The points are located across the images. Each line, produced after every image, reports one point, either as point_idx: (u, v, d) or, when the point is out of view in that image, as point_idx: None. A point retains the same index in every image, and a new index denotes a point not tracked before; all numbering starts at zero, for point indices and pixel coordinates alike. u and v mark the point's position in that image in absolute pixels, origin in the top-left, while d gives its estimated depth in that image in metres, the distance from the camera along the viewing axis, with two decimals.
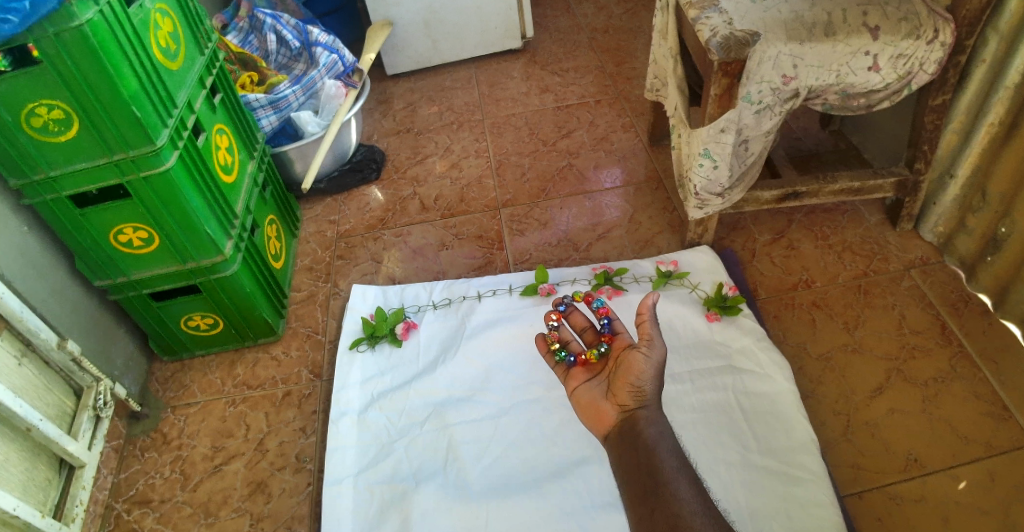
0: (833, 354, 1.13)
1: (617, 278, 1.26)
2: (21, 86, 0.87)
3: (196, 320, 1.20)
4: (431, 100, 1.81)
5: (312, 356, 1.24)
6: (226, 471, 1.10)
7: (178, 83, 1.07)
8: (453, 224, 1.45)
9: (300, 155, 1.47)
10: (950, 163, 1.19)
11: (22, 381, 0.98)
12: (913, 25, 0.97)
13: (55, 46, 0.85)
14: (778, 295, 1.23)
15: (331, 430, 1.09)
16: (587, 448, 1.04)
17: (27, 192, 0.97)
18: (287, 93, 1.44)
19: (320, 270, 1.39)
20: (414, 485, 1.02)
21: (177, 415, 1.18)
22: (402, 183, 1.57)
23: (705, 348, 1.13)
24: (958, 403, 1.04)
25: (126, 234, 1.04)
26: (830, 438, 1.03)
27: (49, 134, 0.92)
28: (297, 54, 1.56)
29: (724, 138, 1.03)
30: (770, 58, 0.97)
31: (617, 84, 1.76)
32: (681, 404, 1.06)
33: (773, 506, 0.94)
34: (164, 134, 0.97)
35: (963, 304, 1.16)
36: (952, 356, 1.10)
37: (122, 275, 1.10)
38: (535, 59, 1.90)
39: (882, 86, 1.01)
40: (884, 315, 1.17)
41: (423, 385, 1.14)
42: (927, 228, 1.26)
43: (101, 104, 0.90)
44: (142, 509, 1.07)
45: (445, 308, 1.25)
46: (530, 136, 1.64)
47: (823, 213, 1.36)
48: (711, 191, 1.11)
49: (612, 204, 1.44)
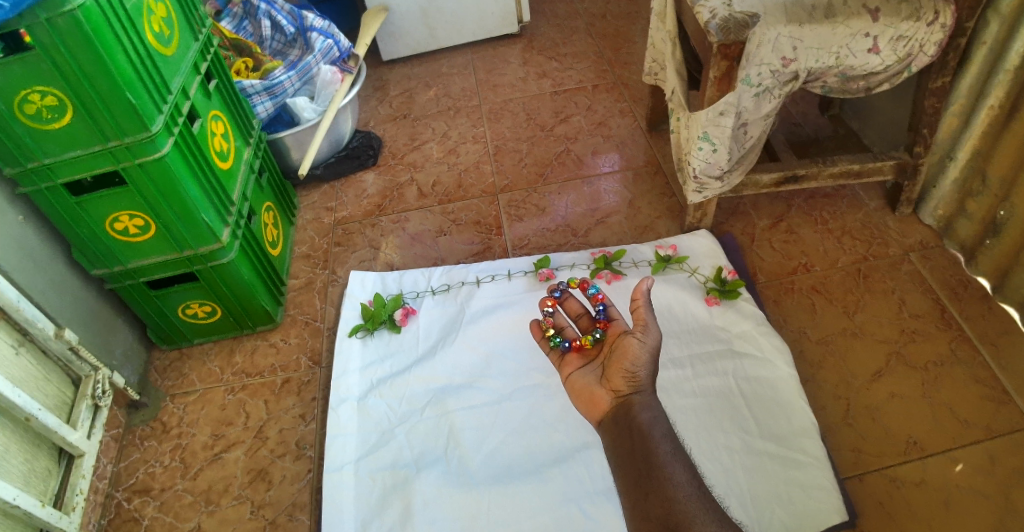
0: (834, 337, 1.13)
1: (616, 262, 1.25)
2: (14, 75, 0.86)
3: (194, 308, 1.19)
4: (428, 86, 1.79)
5: (311, 344, 1.23)
6: (226, 459, 1.10)
7: (173, 70, 1.06)
8: (452, 210, 1.44)
9: (296, 142, 1.46)
10: (951, 146, 1.18)
11: (21, 372, 0.98)
12: (914, 8, 0.97)
13: (48, 33, 0.84)
14: (778, 279, 1.23)
15: (331, 417, 1.09)
16: (588, 433, 1.04)
17: (22, 181, 0.97)
18: (282, 79, 1.42)
19: (317, 257, 1.39)
20: (415, 472, 1.02)
21: (177, 404, 1.18)
22: (400, 169, 1.56)
23: (706, 332, 1.13)
24: (958, 386, 1.04)
25: (122, 223, 1.04)
26: (831, 421, 1.03)
27: (43, 122, 0.91)
28: (292, 40, 1.54)
29: (723, 122, 1.03)
30: (770, 40, 0.96)
31: (614, 68, 1.75)
32: (681, 389, 1.07)
33: (773, 489, 0.95)
34: (159, 122, 0.97)
35: (962, 288, 1.16)
36: (950, 340, 1.10)
37: (119, 265, 1.10)
38: (533, 44, 1.88)
39: (881, 69, 1.00)
40: (884, 299, 1.17)
41: (423, 373, 1.13)
42: (927, 212, 1.26)
43: (96, 92, 0.89)
44: (142, 498, 1.07)
45: (444, 295, 1.24)
46: (527, 122, 1.63)
47: (822, 197, 1.36)
48: (710, 175, 1.11)
49: (611, 189, 1.43)
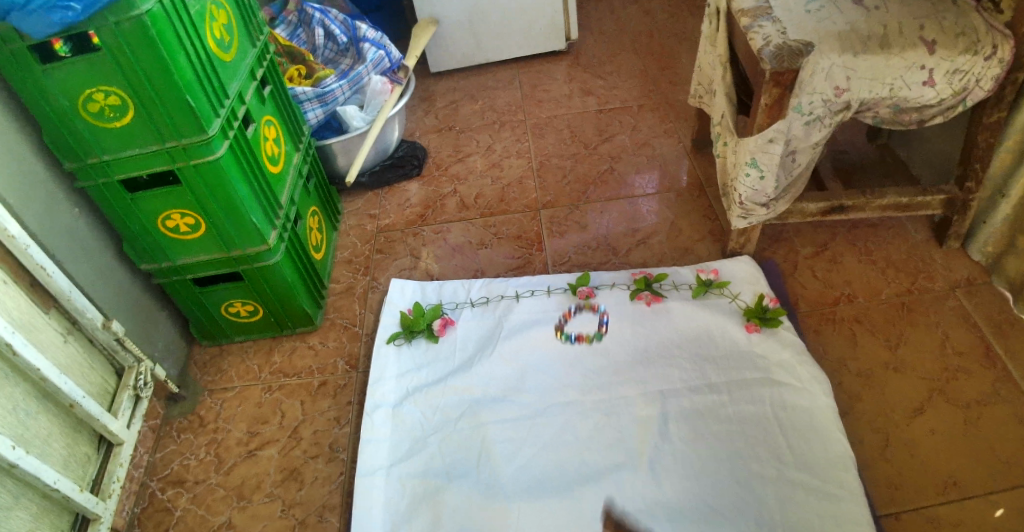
0: (875, 371, 1.11)
1: (656, 284, 1.25)
2: (81, 74, 0.90)
3: (237, 306, 1.22)
4: (474, 99, 1.82)
5: (349, 348, 1.25)
6: (260, 456, 1.12)
7: (231, 75, 1.09)
8: (493, 223, 1.46)
9: (343, 149, 1.49)
10: (1003, 181, 1.16)
11: (66, 359, 1.01)
12: (971, 41, 0.96)
13: (114, 36, 0.87)
14: (819, 308, 1.22)
15: (366, 422, 1.10)
16: (620, 453, 1.03)
17: (81, 175, 1.01)
18: (333, 88, 1.45)
19: (358, 263, 1.41)
20: (446, 481, 1.03)
21: (215, 399, 1.21)
22: (443, 179, 1.58)
23: (743, 358, 1.12)
24: (1002, 427, 1.02)
25: (173, 220, 1.07)
26: (869, 457, 1.01)
27: (104, 120, 0.94)
28: (345, 49, 1.57)
29: (771, 149, 1.03)
30: (822, 69, 0.96)
31: (661, 89, 1.75)
32: (716, 414, 1.06)
33: (807, 521, 0.93)
34: (215, 125, 0.99)
35: (1009, 327, 1.13)
36: (995, 380, 1.07)
37: (167, 260, 1.13)
38: (579, 62, 1.90)
39: (936, 102, 0.99)
40: (928, 335, 1.15)
41: (459, 383, 1.14)
42: (975, 248, 1.24)
43: (156, 93, 0.93)
44: (176, 490, 1.09)
45: (482, 307, 1.25)
46: (571, 139, 1.64)
47: (868, 227, 1.34)
48: (756, 201, 1.11)
49: (651, 209, 1.43)
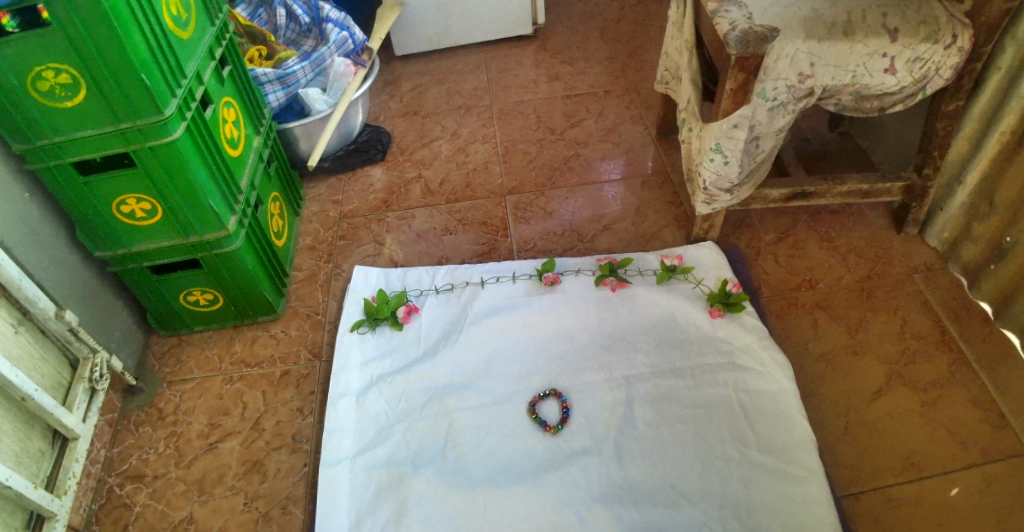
0: (836, 354, 1.13)
1: (621, 269, 1.25)
2: (30, 51, 0.85)
3: (196, 295, 1.19)
4: (440, 83, 1.79)
5: (312, 336, 1.23)
6: (222, 449, 1.09)
7: (188, 54, 1.05)
8: (459, 209, 1.44)
9: (305, 133, 1.45)
10: (959, 169, 1.19)
11: (18, 350, 0.96)
12: (932, 29, 0.97)
13: (66, 9, 0.83)
14: (782, 294, 1.23)
15: (330, 411, 1.08)
16: (587, 439, 1.04)
17: (30, 157, 0.95)
18: (296, 69, 1.41)
19: (322, 250, 1.38)
20: (412, 470, 1.02)
21: (174, 391, 1.17)
22: (408, 165, 1.56)
23: (709, 343, 1.13)
24: (957, 408, 1.05)
25: (128, 206, 1.03)
26: (831, 438, 1.03)
27: (55, 99, 0.90)
28: (306, 29, 1.54)
29: (736, 134, 1.03)
30: (788, 54, 0.97)
31: (627, 75, 1.75)
32: (681, 398, 1.07)
33: (770, 502, 0.95)
34: (172, 105, 0.95)
35: (964, 311, 1.17)
36: (951, 362, 1.10)
37: (123, 248, 1.09)
38: (546, 47, 1.88)
39: (896, 89, 1.00)
40: (887, 319, 1.17)
41: (424, 370, 1.13)
42: (932, 234, 1.27)
43: (110, 71, 0.88)
44: (134, 485, 1.06)
45: (448, 293, 1.24)
46: (538, 124, 1.63)
47: (830, 214, 1.36)
48: (720, 187, 1.11)
49: (617, 195, 1.43)
